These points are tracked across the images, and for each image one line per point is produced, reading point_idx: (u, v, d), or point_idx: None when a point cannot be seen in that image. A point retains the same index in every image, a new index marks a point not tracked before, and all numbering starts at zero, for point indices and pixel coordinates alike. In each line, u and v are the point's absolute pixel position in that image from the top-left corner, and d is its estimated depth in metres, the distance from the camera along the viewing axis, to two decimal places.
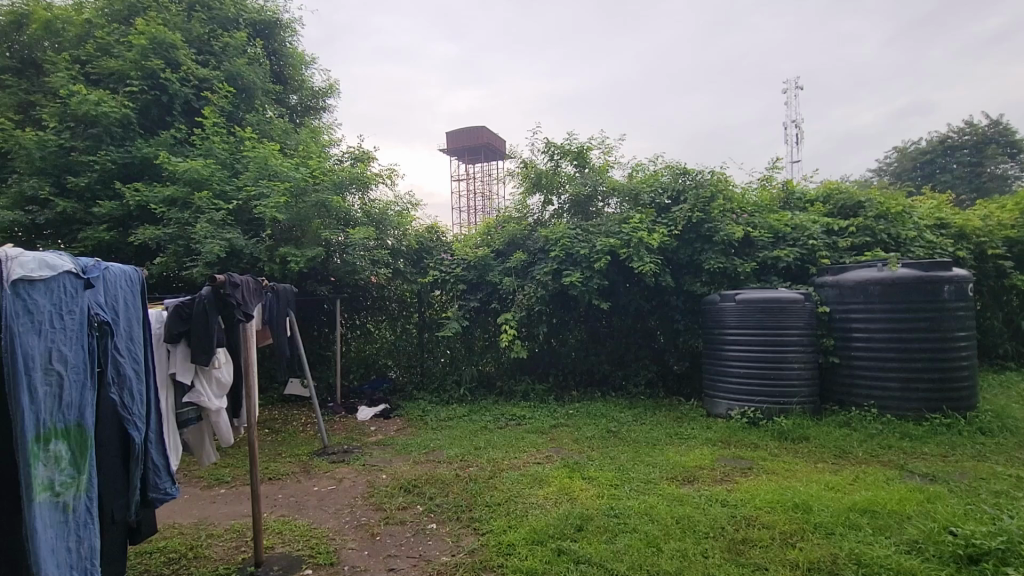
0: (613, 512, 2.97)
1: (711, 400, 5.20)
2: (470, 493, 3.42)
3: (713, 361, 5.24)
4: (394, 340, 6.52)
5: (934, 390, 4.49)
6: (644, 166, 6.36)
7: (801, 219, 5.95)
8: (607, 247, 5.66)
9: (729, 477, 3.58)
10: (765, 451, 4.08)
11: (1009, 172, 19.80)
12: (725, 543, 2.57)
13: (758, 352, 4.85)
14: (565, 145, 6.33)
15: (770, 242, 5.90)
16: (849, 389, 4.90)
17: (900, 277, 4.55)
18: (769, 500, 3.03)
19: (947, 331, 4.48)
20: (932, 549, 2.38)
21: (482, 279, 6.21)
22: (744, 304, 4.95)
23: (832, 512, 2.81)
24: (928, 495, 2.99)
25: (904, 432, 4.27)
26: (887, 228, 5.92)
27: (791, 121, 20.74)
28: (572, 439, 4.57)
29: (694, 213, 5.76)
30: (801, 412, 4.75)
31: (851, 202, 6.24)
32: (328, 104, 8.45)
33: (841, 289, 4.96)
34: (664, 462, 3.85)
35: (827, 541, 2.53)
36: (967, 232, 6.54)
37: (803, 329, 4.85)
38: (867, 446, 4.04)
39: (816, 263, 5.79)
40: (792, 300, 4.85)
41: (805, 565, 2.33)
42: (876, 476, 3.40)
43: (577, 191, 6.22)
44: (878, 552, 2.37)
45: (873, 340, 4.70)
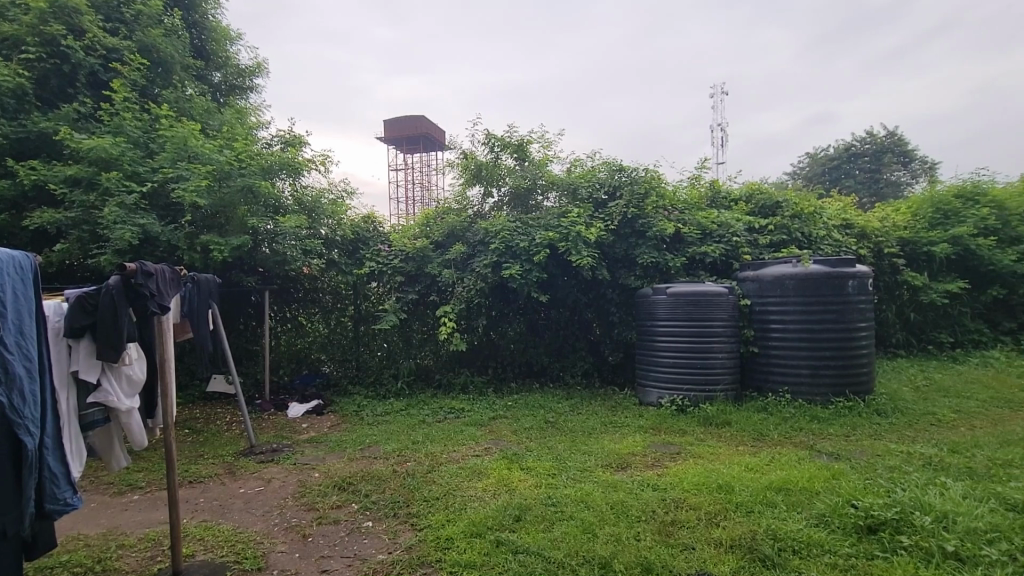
0: (551, 501, 3.03)
1: (643, 389, 5.42)
2: (408, 488, 3.36)
3: (645, 351, 5.45)
4: (328, 333, 6.28)
5: (840, 376, 4.91)
6: (582, 162, 6.48)
7: (726, 217, 6.30)
8: (546, 241, 5.72)
9: (660, 462, 3.75)
10: (693, 437, 4.31)
11: (901, 179, 22.06)
12: (656, 525, 2.69)
13: (686, 342, 5.11)
14: (505, 138, 6.32)
15: (699, 239, 6.20)
16: (766, 376, 5.26)
17: (813, 272, 4.94)
18: (696, 483, 3.20)
19: (851, 321, 4.91)
20: (837, 521, 2.60)
21: (421, 270, 6.08)
22: (675, 297, 5.19)
23: (751, 491, 3.01)
24: (833, 472, 3.28)
25: (814, 415, 4.64)
26: (801, 227, 6.44)
27: (718, 126, 22.07)
28: (511, 431, 4.61)
29: (629, 209, 5.97)
30: (724, 398, 5.05)
31: (770, 202, 6.70)
32: (256, 84, 7.93)
33: (762, 283, 5.29)
34: (599, 450, 3.97)
35: (746, 519, 2.71)
36: (867, 232, 7.21)
37: (727, 321, 5.14)
38: (781, 429, 4.36)
39: (739, 258, 6.17)
40: (717, 293, 5.13)
41: (728, 543, 2.48)
42: (789, 457, 3.67)
43: (517, 183, 6.23)
44: (791, 527, 2.57)
45: (789, 330, 5.07)
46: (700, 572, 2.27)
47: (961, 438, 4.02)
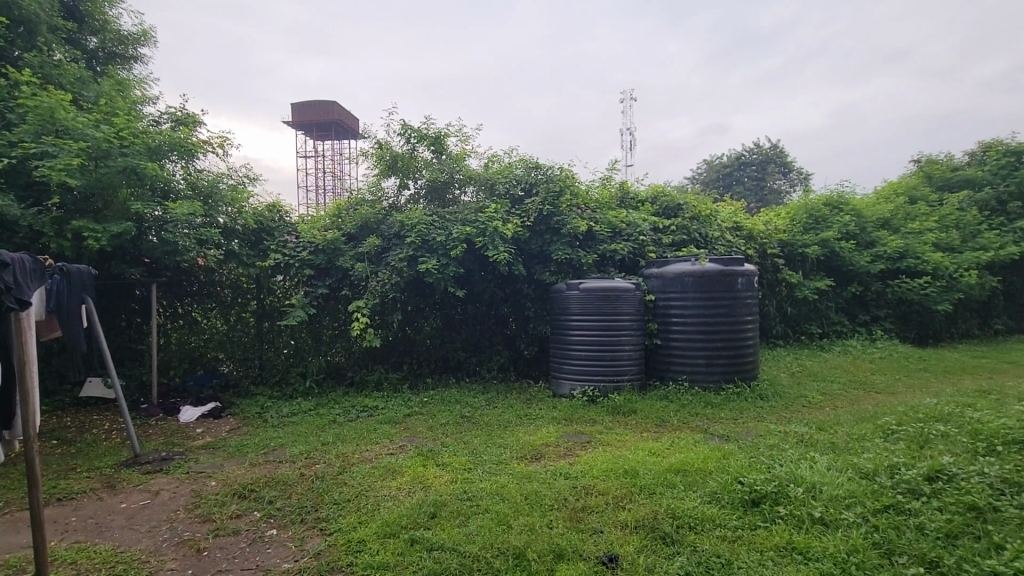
0: (466, 496, 3.04)
1: (556, 381, 5.59)
2: (317, 491, 3.21)
3: (558, 344, 5.63)
4: (227, 330, 5.82)
5: (731, 364, 5.40)
6: (499, 158, 6.53)
7: (634, 217, 6.66)
8: (463, 235, 5.71)
9: (572, 451, 3.90)
10: (602, 425, 4.53)
11: (781, 187, 24.65)
12: (567, 512, 2.80)
13: (597, 336, 5.36)
14: (422, 129, 6.21)
15: (609, 237, 6.49)
16: (668, 366, 5.63)
17: (708, 270, 5.41)
18: (605, 469, 3.37)
19: (740, 315, 5.42)
20: (726, 497, 2.87)
21: (332, 263, 5.81)
22: (586, 293, 5.40)
23: (654, 474, 3.23)
24: (723, 453, 3.60)
25: (708, 401, 5.06)
26: (698, 229, 7.00)
27: (627, 130, 23.27)
28: (427, 427, 4.56)
29: (544, 206, 6.12)
30: (631, 388, 5.35)
31: (672, 204, 7.20)
32: (142, 54, 7.11)
33: (664, 279, 5.66)
34: (514, 443, 4.06)
35: (649, 500, 2.91)
36: (754, 235, 7.97)
37: (633, 315, 5.45)
38: (680, 415, 4.71)
39: (645, 256, 6.56)
40: (625, 288, 5.42)
41: (632, 524, 2.64)
42: (686, 441, 3.98)
43: (434, 176, 6.14)
44: (688, 505, 2.80)
45: (688, 323, 5.48)
46: (608, 553, 2.40)
47: (826, 417, 4.59)
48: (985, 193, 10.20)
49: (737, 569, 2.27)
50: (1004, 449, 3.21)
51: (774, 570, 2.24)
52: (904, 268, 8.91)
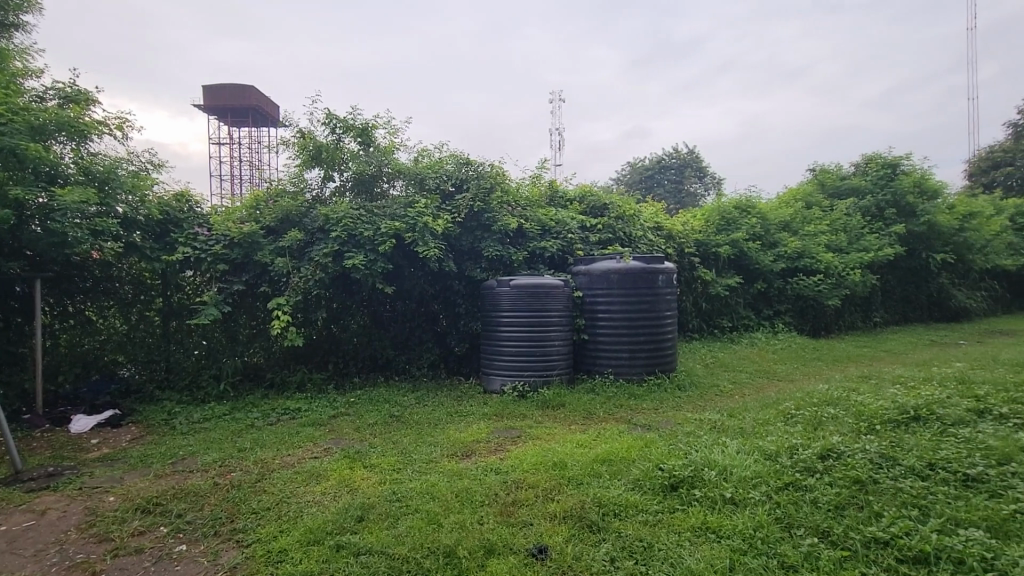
0: (395, 497, 2.99)
1: (487, 378, 5.61)
2: (232, 501, 3.02)
3: (488, 341, 5.65)
4: (127, 331, 5.31)
5: (652, 357, 5.70)
6: (429, 152, 6.44)
7: (562, 215, 6.83)
8: (392, 230, 5.57)
9: (503, 447, 3.94)
10: (531, 420, 4.61)
11: (697, 191, 26.28)
12: (498, 507, 2.83)
13: (527, 332, 5.44)
14: (348, 120, 5.99)
15: (538, 235, 6.60)
16: (594, 360, 5.82)
17: (631, 268, 5.66)
18: (534, 463, 3.44)
19: (660, 310, 5.72)
20: (648, 483, 3.03)
21: (249, 258, 5.45)
22: (517, 290, 5.46)
23: (582, 465, 3.35)
24: (645, 442, 3.80)
25: (632, 393, 5.30)
26: (622, 228, 7.30)
27: (556, 130, 23.80)
28: (353, 428, 4.42)
29: (475, 203, 6.13)
30: (559, 383, 5.48)
31: (598, 204, 7.45)
32: (23, 21, 6.29)
33: (591, 276, 5.84)
34: (444, 440, 4.03)
35: (577, 491, 3.00)
36: (673, 235, 8.44)
37: (562, 311, 5.59)
38: (606, 407, 4.90)
39: (573, 254, 6.74)
40: (554, 285, 5.54)
41: (561, 515, 2.73)
42: (611, 431, 4.15)
43: (361, 169, 5.94)
44: (613, 493, 2.92)
45: (613, 319, 5.70)
46: (537, 545, 2.46)
47: (736, 404, 4.96)
48: (867, 201, 11.44)
49: (658, 551, 2.40)
50: (882, 428, 3.64)
51: (690, 549, 2.39)
52: (802, 267, 9.81)
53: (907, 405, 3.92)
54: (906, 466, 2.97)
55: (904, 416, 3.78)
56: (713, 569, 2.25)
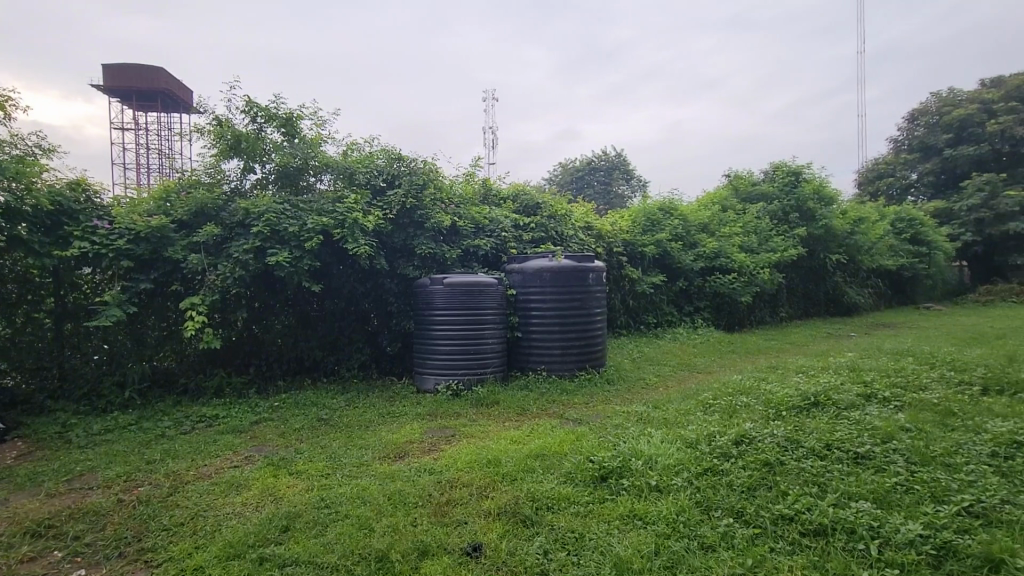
0: (323, 503, 2.88)
1: (420, 377, 5.54)
2: (140, 518, 2.77)
3: (421, 340, 5.57)
4: (11, 335, 4.72)
5: (583, 353, 5.88)
6: (359, 146, 6.24)
7: (495, 214, 6.86)
8: (319, 227, 5.34)
9: (436, 447, 3.90)
10: (466, 418, 4.61)
11: (624, 192, 27.37)
12: (431, 507, 2.81)
13: (460, 330, 5.42)
14: (270, 109, 5.66)
15: (472, 233, 6.60)
16: (528, 357, 5.91)
17: (563, 266, 5.79)
18: (468, 461, 3.44)
19: (591, 307, 5.91)
20: (579, 476, 3.12)
21: (158, 254, 5.02)
22: (450, 288, 5.42)
23: (515, 461, 3.39)
24: (576, 435, 3.91)
25: (564, 389, 5.44)
26: (554, 227, 7.46)
27: (490, 129, 23.92)
28: (278, 434, 4.20)
29: (407, 199, 6.01)
30: (492, 380, 5.51)
31: (530, 203, 7.57)
32: None
33: (524, 275, 5.92)
34: (375, 443, 3.93)
35: (511, 487, 3.04)
36: (602, 234, 8.74)
37: (495, 309, 5.62)
38: (539, 403, 4.99)
39: (506, 252, 6.79)
40: (487, 283, 5.55)
41: (495, 512, 2.75)
42: (544, 427, 4.24)
43: (285, 161, 5.64)
44: (546, 487, 2.99)
45: (546, 316, 5.82)
46: (472, 543, 2.47)
47: (660, 396, 5.23)
48: (775, 205, 12.45)
49: (588, 540, 2.48)
50: (787, 414, 3.99)
51: (619, 537, 2.50)
52: (719, 266, 10.50)
53: (808, 393, 4.30)
54: (807, 448, 3.27)
55: (806, 403, 4.15)
56: (640, 554, 2.36)
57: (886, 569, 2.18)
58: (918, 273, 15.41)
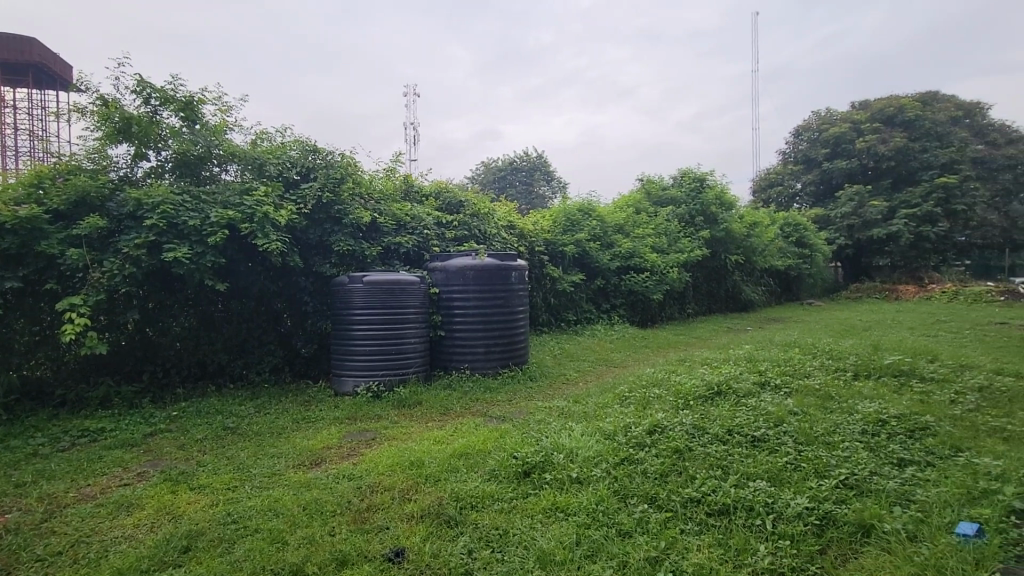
0: (231, 518, 2.68)
1: (339, 380, 5.31)
2: (7, 550, 2.42)
3: (340, 341, 5.34)
4: None
5: (506, 351, 5.94)
6: (269, 136, 5.86)
7: (417, 211, 6.74)
8: (225, 220, 4.94)
9: (356, 451, 3.77)
10: (387, 420, 4.49)
11: (545, 193, 28.01)
12: (351, 515, 2.71)
13: (381, 331, 5.26)
14: (166, 91, 5.16)
15: (393, 229, 6.43)
16: (451, 356, 5.86)
17: (486, 264, 5.82)
18: (390, 464, 3.36)
19: (514, 305, 5.98)
20: (503, 472, 3.16)
21: (28, 249, 4.40)
22: (370, 286, 5.24)
23: (438, 462, 3.36)
24: (500, 432, 3.96)
25: (487, 386, 5.46)
26: (477, 226, 7.47)
27: (412, 125, 23.50)
28: (177, 447, 3.85)
29: (323, 193, 5.73)
30: (415, 380, 5.41)
31: (453, 201, 7.53)
32: None
33: (448, 273, 5.87)
34: (289, 450, 3.73)
35: (434, 488, 3.01)
36: (523, 234, 8.88)
37: (418, 308, 5.52)
38: (463, 402, 4.98)
39: (429, 250, 6.70)
40: (410, 282, 5.44)
41: (418, 514, 2.71)
42: (468, 425, 4.24)
43: (184, 148, 5.17)
44: (471, 486, 2.99)
45: (469, 315, 5.81)
46: (394, 548, 2.41)
47: (580, 391, 5.41)
48: (683, 209, 13.31)
49: (512, 536, 2.52)
50: (695, 403, 4.29)
51: (542, 531, 2.56)
52: (633, 265, 11.05)
53: (712, 383, 4.65)
54: (712, 434, 3.54)
55: (711, 392, 4.48)
56: (562, 545, 2.43)
57: (779, 540, 2.41)
58: (802, 273, 17.19)
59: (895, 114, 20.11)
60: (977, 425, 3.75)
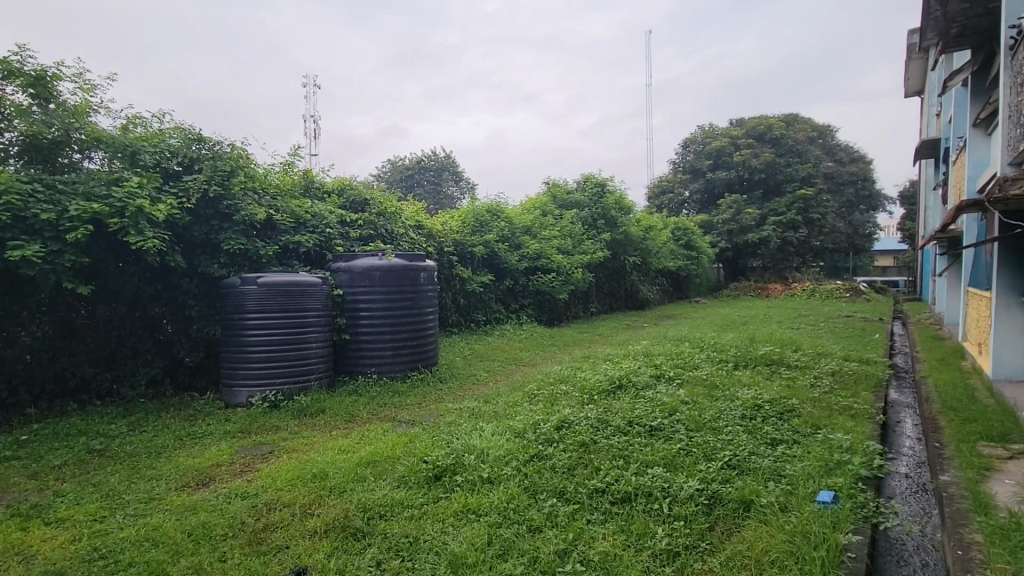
0: (98, 554, 2.36)
1: (230, 390, 4.89)
2: None
3: (231, 348, 4.91)
4: None
5: (415, 353, 5.83)
6: (144, 120, 5.24)
7: (319, 208, 6.40)
8: (89, 214, 4.33)
9: (251, 467, 3.49)
10: (286, 432, 4.21)
11: (453, 193, 27.90)
12: (245, 537, 2.50)
13: (279, 336, 4.92)
14: (10, 61, 4.42)
15: (291, 228, 6.05)
16: (357, 361, 5.64)
17: (394, 265, 5.66)
18: (290, 478, 3.15)
19: (422, 307, 5.89)
20: (413, 478, 3.10)
21: None
22: (266, 288, 4.87)
23: (343, 472, 3.21)
24: (410, 437, 3.88)
25: (395, 390, 5.33)
26: (383, 225, 7.27)
27: (311, 118, 22.30)
28: (27, 476, 3.31)
29: (210, 187, 5.24)
30: (317, 387, 5.14)
31: (358, 199, 7.26)
32: None
33: (352, 274, 5.62)
34: (171, 471, 3.36)
35: (339, 499, 2.87)
36: (432, 234, 8.78)
37: (320, 311, 5.23)
38: (370, 407, 4.82)
39: (332, 250, 6.39)
40: (310, 283, 5.14)
41: (322, 529, 2.57)
42: (376, 431, 4.10)
43: (34, 130, 4.44)
44: (379, 495, 2.90)
45: (376, 317, 5.62)
46: (295, 568, 2.27)
47: (489, 391, 5.46)
48: (586, 212, 13.92)
49: (423, 543, 2.48)
50: (598, 397, 4.52)
51: (453, 534, 2.54)
52: (540, 266, 11.37)
53: (614, 378, 4.91)
54: (614, 426, 3.75)
55: (613, 387, 4.73)
56: (474, 547, 2.43)
57: (674, 521, 2.60)
58: (691, 273, 18.75)
59: (765, 132, 22.61)
60: (831, 405, 4.33)
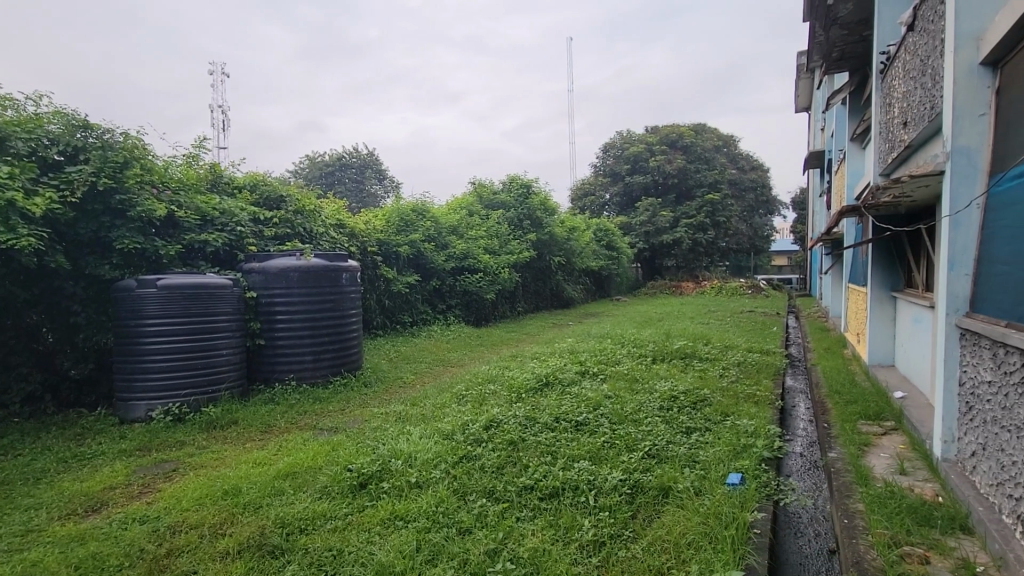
0: None
1: (126, 404, 4.43)
2: None
3: (126, 357, 4.45)
4: None
5: (337, 358, 5.60)
6: (16, 103, 4.60)
7: (228, 205, 5.96)
8: None
9: (151, 487, 3.18)
10: (192, 446, 3.89)
11: (377, 192, 27.11)
12: (145, 566, 2.28)
13: (183, 343, 4.52)
14: None
15: (196, 226, 5.59)
16: (273, 367, 5.33)
17: (313, 265, 5.39)
18: (198, 497, 2.91)
19: (344, 309, 5.66)
20: (335, 488, 2.98)
21: None
22: (167, 291, 4.45)
23: (259, 487, 3.01)
24: (333, 445, 3.72)
25: (315, 397, 5.09)
26: (301, 224, 6.91)
27: (219, 108, 20.78)
28: None
29: (100, 179, 4.66)
30: (229, 397, 4.79)
31: (273, 196, 6.86)
32: None
33: (267, 274, 5.28)
34: (54, 498, 2.99)
35: (255, 516, 2.70)
36: (354, 233, 8.47)
37: (231, 315, 4.88)
38: (288, 416, 4.57)
39: (244, 249, 5.99)
40: (219, 285, 4.77)
41: (235, 550, 2.40)
42: (295, 441, 3.89)
43: None
44: (299, 508, 2.75)
45: (294, 320, 5.33)
46: None
47: (416, 394, 5.36)
48: (512, 213, 14.06)
49: (347, 555, 2.39)
50: (526, 395, 4.59)
51: (380, 543, 2.47)
52: (466, 266, 11.32)
53: (541, 376, 5.00)
54: (542, 423, 3.82)
55: (540, 384, 4.82)
56: (401, 555, 2.37)
57: (599, 512, 2.70)
58: (612, 272, 19.52)
59: (677, 139, 24.04)
60: (738, 393, 4.69)
